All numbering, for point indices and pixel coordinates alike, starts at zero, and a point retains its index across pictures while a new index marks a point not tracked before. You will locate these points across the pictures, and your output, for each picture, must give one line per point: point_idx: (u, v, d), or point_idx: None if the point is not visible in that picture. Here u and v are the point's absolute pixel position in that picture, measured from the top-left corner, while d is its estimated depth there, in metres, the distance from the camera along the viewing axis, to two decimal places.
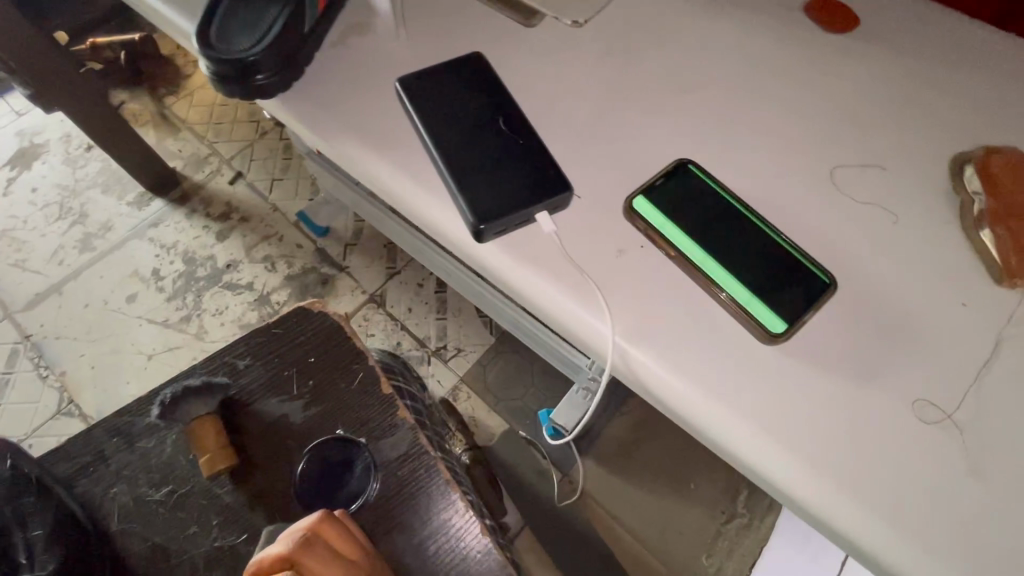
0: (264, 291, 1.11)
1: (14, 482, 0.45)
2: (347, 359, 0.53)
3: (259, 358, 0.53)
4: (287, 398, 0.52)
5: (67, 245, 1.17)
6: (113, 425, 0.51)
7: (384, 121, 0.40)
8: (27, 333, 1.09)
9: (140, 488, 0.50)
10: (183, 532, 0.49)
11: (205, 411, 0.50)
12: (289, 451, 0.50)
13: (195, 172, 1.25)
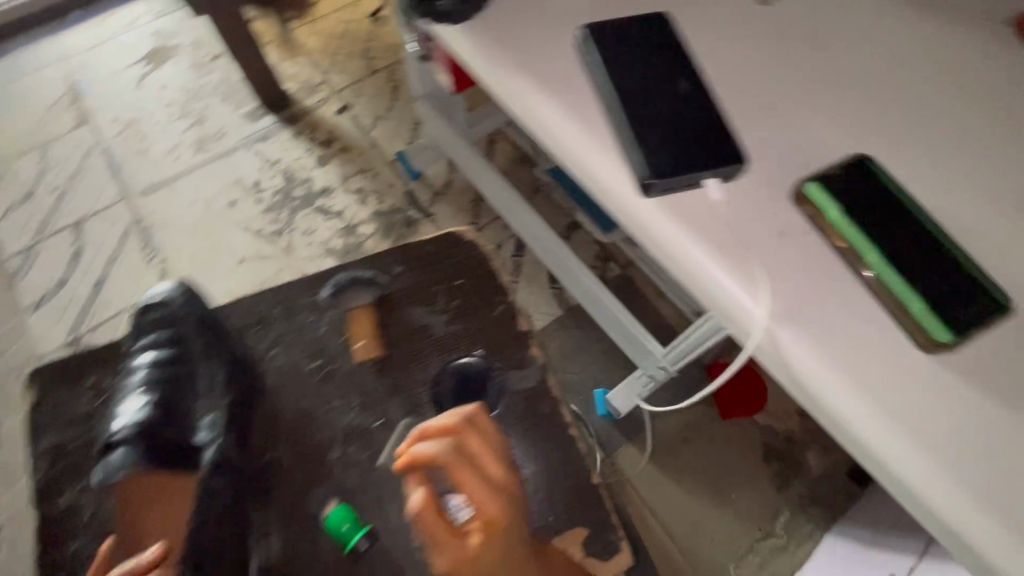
0: (352, 222, 1.15)
1: (209, 325, 0.63)
2: (490, 290, 0.66)
3: (413, 268, 0.67)
4: (435, 310, 0.65)
5: (184, 144, 1.25)
6: (278, 297, 0.67)
7: (562, 62, 0.41)
8: (138, 217, 1.17)
9: (296, 357, 0.64)
10: (328, 404, 0.62)
11: (365, 301, 0.65)
12: (431, 351, 0.63)
13: (307, 96, 1.30)
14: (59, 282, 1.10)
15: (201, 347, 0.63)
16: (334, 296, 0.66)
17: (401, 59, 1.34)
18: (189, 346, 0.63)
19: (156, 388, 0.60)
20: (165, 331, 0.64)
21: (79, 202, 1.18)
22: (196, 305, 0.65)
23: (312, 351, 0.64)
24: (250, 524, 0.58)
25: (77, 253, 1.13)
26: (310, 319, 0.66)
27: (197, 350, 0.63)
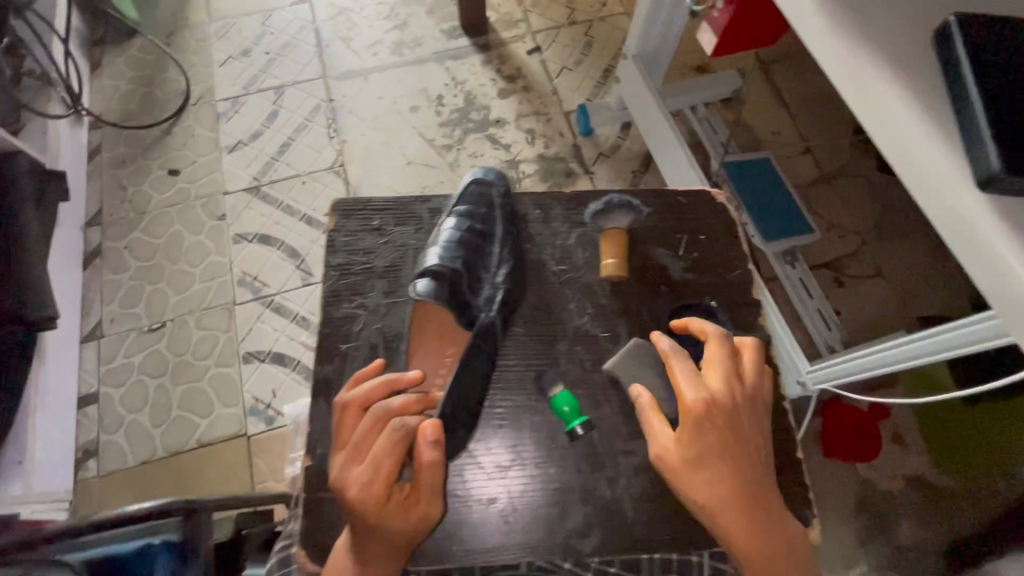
0: (517, 157, 1.20)
1: (508, 217, 0.58)
2: (733, 251, 0.58)
3: (660, 211, 0.59)
4: (673, 253, 0.57)
5: (384, 43, 1.32)
6: (540, 201, 0.59)
7: (913, 56, 0.44)
8: (331, 97, 1.26)
9: (543, 257, 0.57)
10: (548, 311, 0.54)
11: (615, 228, 0.57)
12: (663, 293, 0.55)
13: (504, 29, 1.34)
14: (254, 134, 1.22)
15: (501, 236, 0.56)
16: (591, 218, 0.58)
17: (601, 18, 1.36)
18: (498, 221, 0.57)
19: (458, 252, 0.54)
20: (476, 209, 0.57)
21: (285, 69, 1.29)
22: (504, 196, 0.59)
23: (559, 255, 0.57)
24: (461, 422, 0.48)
25: (274, 113, 1.24)
26: (561, 226, 0.58)
27: (497, 237, 0.56)
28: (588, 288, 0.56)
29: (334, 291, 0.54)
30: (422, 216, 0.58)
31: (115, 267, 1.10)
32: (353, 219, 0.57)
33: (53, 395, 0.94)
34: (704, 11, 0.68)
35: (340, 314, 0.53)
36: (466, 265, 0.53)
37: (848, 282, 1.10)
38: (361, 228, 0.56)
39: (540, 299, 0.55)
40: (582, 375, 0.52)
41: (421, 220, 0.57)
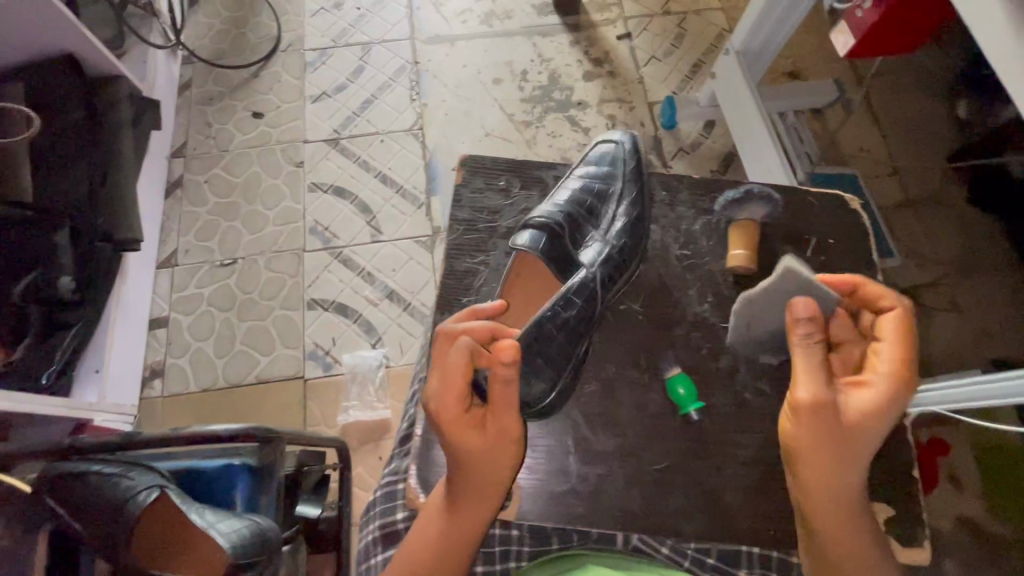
0: (595, 142, 1.19)
1: (635, 174, 0.64)
2: (863, 261, 0.59)
3: (791, 210, 0.60)
4: (800, 253, 0.59)
5: (474, 11, 1.31)
6: (666, 182, 0.63)
7: None
8: (416, 60, 1.26)
9: (667, 241, 0.60)
10: (669, 292, 0.58)
11: (748, 219, 0.59)
12: None
13: (596, 11, 1.31)
14: (338, 87, 1.23)
15: (618, 193, 0.63)
16: (722, 208, 0.60)
17: (696, 11, 1.32)
18: (621, 181, 0.64)
19: (570, 207, 0.61)
20: (604, 168, 0.65)
21: (374, 26, 1.29)
22: (633, 155, 0.66)
23: (683, 239, 0.60)
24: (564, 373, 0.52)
25: (359, 69, 1.25)
26: (686, 212, 0.61)
27: (613, 196, 0.63)
28: (709, 276, 0.58)
29: (458, 247, 0.60)
30: (547, 183, 0.64)
31: (194, 200, 1.13)
32: (480, 176, 0.63)
33: (129, 313, 0.98)
34: (845, 10, 0.67)
35: (465, 268, 0.60)
36: (569, 219, 0.60)
37: (921, 312, 1.07)
38: (486, 186, 0.63)
39: (658, 280, 0.58)
40: (697, 362, 0.55)
41: (546, 186, 0.64)
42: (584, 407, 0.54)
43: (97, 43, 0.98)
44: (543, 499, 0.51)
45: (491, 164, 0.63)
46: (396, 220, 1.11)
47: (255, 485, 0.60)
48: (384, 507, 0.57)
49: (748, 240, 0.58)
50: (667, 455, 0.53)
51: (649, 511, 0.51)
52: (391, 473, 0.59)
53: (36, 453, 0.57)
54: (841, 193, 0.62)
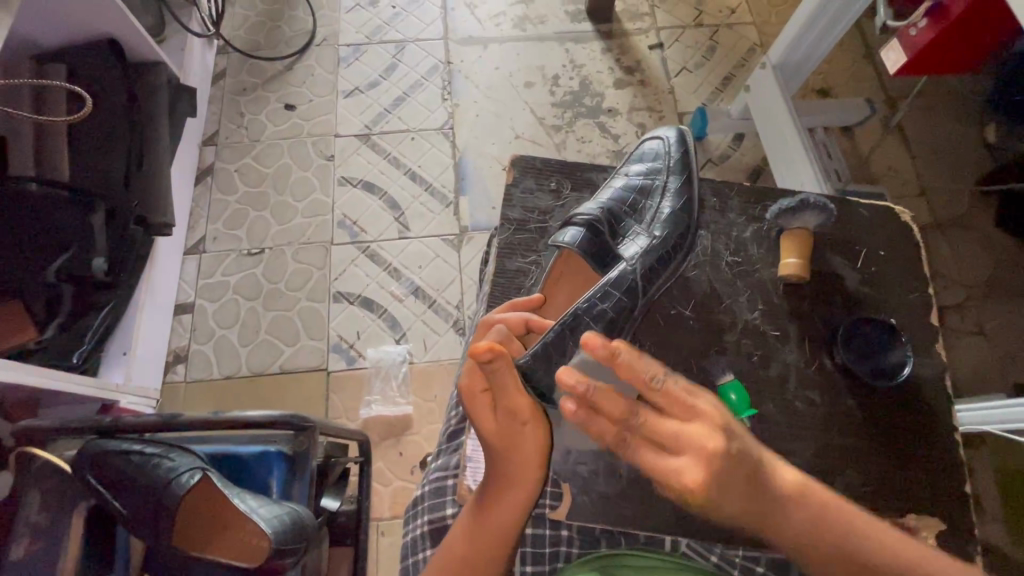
0: (624, 149, 1.19)
1: (680, 170, 0.67)
2: (911, 273, 0.62)
3: (843, 222, 0.63)
4: (850, 265, 0.62)
5: (508, 14, 1.32)
6: (719, 189, 0.66)
7: None
8: (449, 60, 1.26)
9: (719, 248, 0.63)
10: (719, 298, 0.61)
11: (799, 228, 0.61)
12: (838, 302, 0.61)
13: (628, 20, 1.32)
14: (371, 83, 1.24)
15: (662, 188, 0.66)
16: (774, 216, 0.62)
17: (728, 25, 1.33)
18: (667, 176, 0.67)
19: (614, 203, 0.64)
20: (651, 164, 0.68)
21: (408, 25, 1.30)
22: (680, 150, 0.68)
23: (734, 247, 0.63)
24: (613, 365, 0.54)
25: (392, 66, 1.26)
26: (737, 219, 0.64)
27: (657, 191, 0.66)
28: (760, 284, 0.61)
29: (510, 245, 0.64)
30: (597, 185, 0.67)
31: (224, 188, 1.14)
32: (532, 176, 0.66)
33: (157, 297, 0.98)
34: (897, 28, 0.69)
35: (515, 267, 0.63)
36: (612, 216, 0.63)
37: (945, 333, 1.07)
38: (538, 187, 0.66)
39: (709, 286, 0.61)
40: (748, 370, 0.58)
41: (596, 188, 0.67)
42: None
43: (139, 28, 0.99)
44: (595, 498, 0.54)
45: (543, 165, 0.66)
46: (424, 217, 1.12)
47: (290, 473, 0.60)
48: (432, 503, 0.57)
49: (802, 250, 0.60)
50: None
51: (701, 515, 0.53)
52: (438, 470, 0.59)
53: (73, 429, 0.57)
54: (891, 205, 0.65)
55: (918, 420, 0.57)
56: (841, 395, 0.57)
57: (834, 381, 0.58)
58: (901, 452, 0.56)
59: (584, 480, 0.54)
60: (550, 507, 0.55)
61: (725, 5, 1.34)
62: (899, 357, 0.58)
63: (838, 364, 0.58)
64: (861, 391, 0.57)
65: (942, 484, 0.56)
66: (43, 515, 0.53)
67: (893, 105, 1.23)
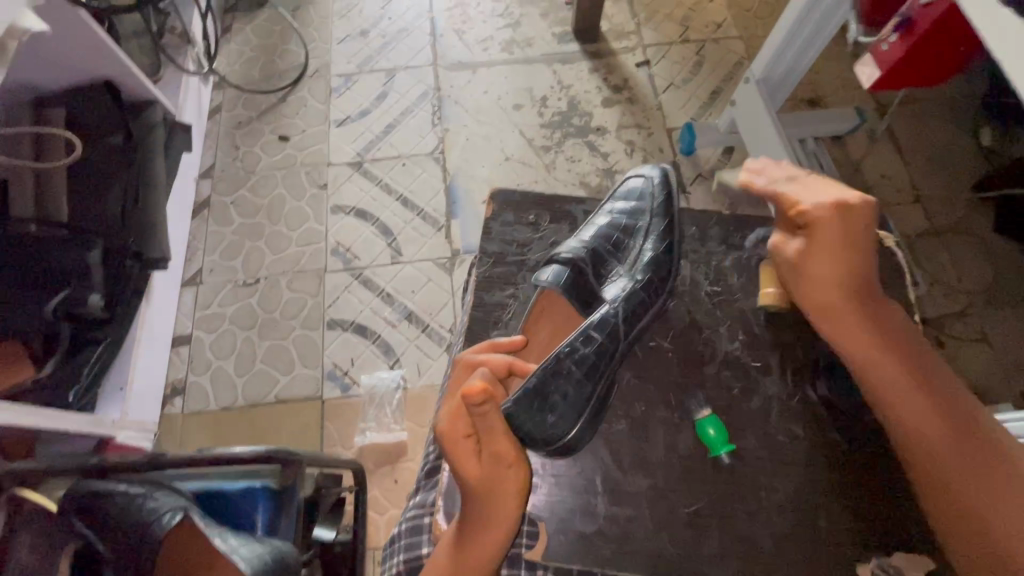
0: (614, 167, 1.20)
1: (666, 204, 0.67)
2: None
3: None
4: None
5: (496, 39, 1.34)
6: (696, 218, 0.67)
7: None
8: (439, 86, 1.28)
9: (697, 277, 0.64)
10: (697, 329, 0.61)
11: (773, 256, 0.63)
12: (815, 329, 0.61)
13: (615, 40, 1.33)
14: (362, 112, 1.26)
15: (648, 226, 0.66)
16: (753, 244, 0.63)
17: (715, 40, 1.34)
18: (651, 213, 0.67)
19: (598, 241, 0.65)
20: (637, 201, 0.69)
21: (399, 54, 1.32)
22: (664, 186, 0.69)
23: (712, 275, 0.64)
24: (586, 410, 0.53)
25: (382, 95, 1.28)
26: (717, 249, 0.65)
27: (643, 229, 0.66)
28: (738, 312, 0.62)
29: (489, 277, 0.64)
30: (577, 217, 0.68)
31: (220, 220, 1.16)
32: (510, 210, 0.67)
33: (154, 332, 1.00)
34: (871, 42, 0.69)
35: (494, 300, 0.63)
36: (593, 255, 0.63)
37: (948, 343, 1.05)
38: (516, 221, 0.67)
39: (687, 314, 0.62)
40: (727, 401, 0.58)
41: (574, 220, 0.68)
42: (613, 444, 0.56)
43: (135, 70, 1.01)
44: (572, 537, 0.52)
45: (521, 198, 0.68)
46: (416, 242, 1.13)
47: (276, 509, 0.60)
48: (409, 542, 0.57)
49: (780, 279, 0.61)
50: (699, 495, 0.54)
51: (682, 553, 0.52)
52: (415, 507, 0.59)
53: (60, 471, 0.58)
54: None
55: None
56: (825, 425, 0.57)
57: (817, 412, 0.57)
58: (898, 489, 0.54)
59: (561, 518, 0.53)
60: (526, 546, 0.53)
61: (711, 21, 1.35)
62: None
63: (821, 395, 0.58)
64: (848, 419, 0.56)
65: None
66: (32, 557, 0.52)
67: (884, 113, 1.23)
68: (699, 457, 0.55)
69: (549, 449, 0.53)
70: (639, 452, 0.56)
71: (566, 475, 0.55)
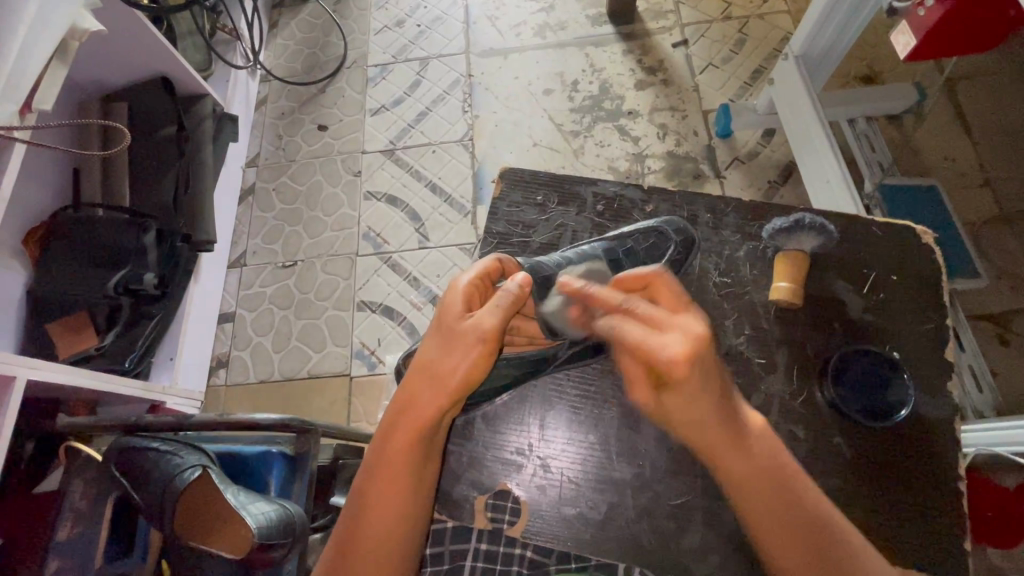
0: (644, 151, 1.17)
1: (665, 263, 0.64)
2: (923, 299, 0.62)
3: (848, 241, 0.64)
4: (855, 291, 0.62)
5: (528, 24, 1.33)
6: (713, 207, 0.67)
7: None
8: (470, 73, 1.29)
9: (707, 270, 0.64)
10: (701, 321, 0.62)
11: (794, 249, 0.62)
12: (831, 330, 0.61)
13: (651, 19, 1.29)
14: (396, 101, 1.29)
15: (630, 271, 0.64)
16: (770, 235, 0.64)
17: (760, 15, 1.26)
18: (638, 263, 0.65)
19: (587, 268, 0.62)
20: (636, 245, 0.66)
21: (432, 42, 1.34)
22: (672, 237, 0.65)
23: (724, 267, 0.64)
24: (559, 409, 0.60)
25: (415, 83, 1.31)
26: (732, 236, 0.65)
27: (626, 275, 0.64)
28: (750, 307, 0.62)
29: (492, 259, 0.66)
30: (587, 199, 0.68)
31: (263, 205, 1.23)
32: (519, 191, 0.69)
33: (202, 307, 1.07)
34: (906, 10, 0.65)
35: None
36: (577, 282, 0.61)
37: (1014, 342, 0.95)
38: (523, 201, 0.68)
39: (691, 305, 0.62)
40: None
41: (583, 202, 0.68)
42: (603, 435, 0.58)
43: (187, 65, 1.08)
44: (553, 522, 0.55)
45: (531, 179, 0.69)
46: (443, 227, 1.16)
47: (289, 472, 0.64)
48: None
49: (794, 274, 0.61)
50: (685, 491, 0.56)
51: (662, 545, 0.55)
52: None
53: (104, 427, 0.66)
54: (912, 225, 0.65)
55: (915, 461, 0.56)
56: (829, 428, 0.57)
57: (822, 415, 0.58)
58: (898, 504, 0.55)
59: (542, 502, 0.56)
60: (509, 522, 0.56)
61: None
62: (898, 396, 0.57)
63: (828, 400, 0.58)
64: (854, 426, 0.57)
65: (937, 536, 0.54)
66: (84, 501, 0.60)
67: (949, 88, 1.12)
68: (686, 452, 0.57)
69: (514, 436, 0.59)
70: (630, 442, 0.58)
71: (559, 460, 0.58)
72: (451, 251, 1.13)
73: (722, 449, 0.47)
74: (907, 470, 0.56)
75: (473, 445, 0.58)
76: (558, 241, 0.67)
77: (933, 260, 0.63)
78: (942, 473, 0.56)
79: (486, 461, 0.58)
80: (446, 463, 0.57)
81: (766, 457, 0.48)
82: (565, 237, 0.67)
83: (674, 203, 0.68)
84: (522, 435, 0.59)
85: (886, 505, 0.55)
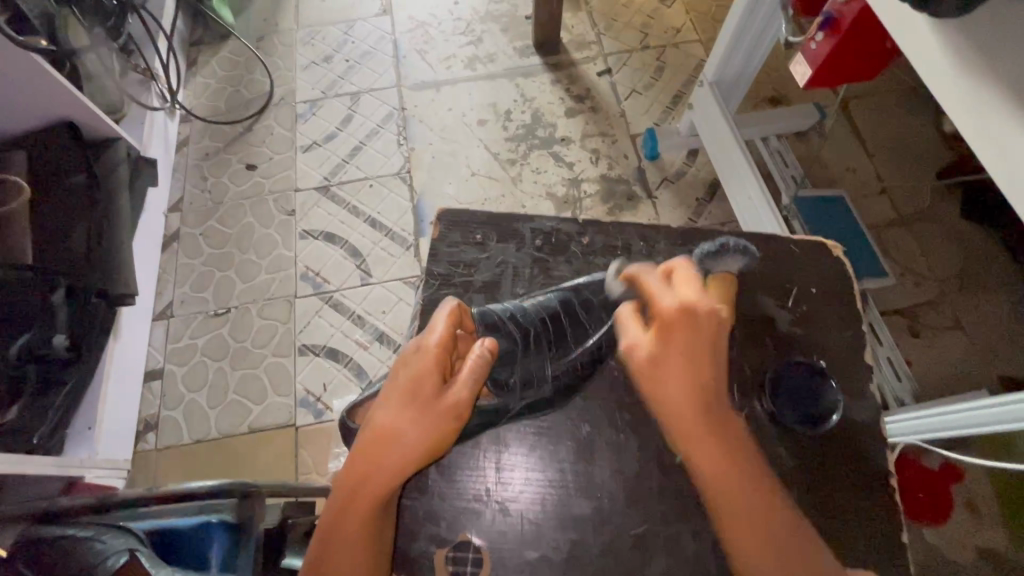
0: (580, 176, 1.20)
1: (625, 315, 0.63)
2: (843, 311, 0.67)
3: (772, 260, 0.69)
4: (781, 306, 0.67)
5: (458, 56, 1.35)
6: (646, 235, 0.70)
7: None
8: (403, 107, 1.29)
9: None
10: None
11: (722, 271, 0.63)
12: (763, 345, 0.64)
13: (576, 51, 1.34)
14: (328, 136, 1.27)
15: (584, 318, 0.63)
16: (699, 259, 0.64)
17: (674, 44, 1.35)
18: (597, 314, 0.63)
19: (537, 321, 0.62)
20: (595, 295, 0.64)
21: (362, 77, 1.34)
22: None
23: None
24: (512, 452, 0.59)
25: (348, 118, 1.29)
26: (665, 263, 0.69)
27: (580, 321, 0.63)
28: None
29: (435, 298, 0.66)
30: (525, 235, 0.69)
31: (189, 252, 1.16)
32: (458, 230, 0.69)
33: (124, 367, 0.99)
34: (800, 43, 0.73)
35: None
36: (524, 335, 0.61)
37: (925, 334, 1.04)
38: (464, 241, 0.69)
39: None
40: None
41: (522, 239, 0.69)
42: (560, 469, 0.59)
43: (95, 107, 1.01)
44: (516, 569, 0.55)
45: (469, 219, 0.70)
46: (385, 262, 1.13)
47: (232, 542, 0.59)
48: None
49: (726, 292, 0.60)
50: (645, 520, 0.57)
51: None
52: None
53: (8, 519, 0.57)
54: (823, 241, 0.70)
55: (850, 464, 0.60)
56: (774, 441, 0.60)
57: (765, 428, 0.61)
58: (840, 505, 0.59)
59: (503, 550, 0.55)
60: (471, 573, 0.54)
61: (671, 26, 1.37)
62: (829, 404, 0.60)
63: (767, 412, 0.61)
64: (794, 436, 0.60)
65: (879, 532, 0.58)
66: None
67: (843, 107, 1.24)
68: (642, 482, 0.58)
69: (469, 486, 0.58)
70: (587, 476, 0.58)
71: (518, 504, 0.57)
72: (396, 286, 1.11)
73: (699, 434, 0.48)
74: (846, 472, 0.60)
75: (429, 498, 0.57)
76: (500, 279, 0.67)
77: (846, 270, 0.69)
78: (875, 472, 0.60)
79: (443, 513, 0.57)
80: (401, 520, 0.55)
81: (723, 426, 0.49)
82: (507, 275, 0.68)
83: (609, 234, 0.70)
84: (477, 483, 0.58)
85: (829, 510, 0.58)
